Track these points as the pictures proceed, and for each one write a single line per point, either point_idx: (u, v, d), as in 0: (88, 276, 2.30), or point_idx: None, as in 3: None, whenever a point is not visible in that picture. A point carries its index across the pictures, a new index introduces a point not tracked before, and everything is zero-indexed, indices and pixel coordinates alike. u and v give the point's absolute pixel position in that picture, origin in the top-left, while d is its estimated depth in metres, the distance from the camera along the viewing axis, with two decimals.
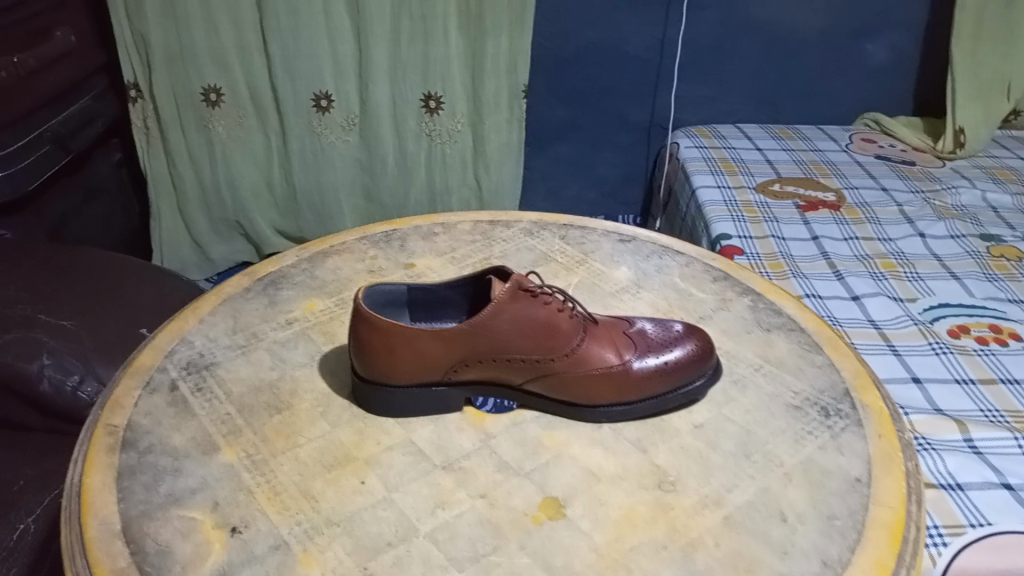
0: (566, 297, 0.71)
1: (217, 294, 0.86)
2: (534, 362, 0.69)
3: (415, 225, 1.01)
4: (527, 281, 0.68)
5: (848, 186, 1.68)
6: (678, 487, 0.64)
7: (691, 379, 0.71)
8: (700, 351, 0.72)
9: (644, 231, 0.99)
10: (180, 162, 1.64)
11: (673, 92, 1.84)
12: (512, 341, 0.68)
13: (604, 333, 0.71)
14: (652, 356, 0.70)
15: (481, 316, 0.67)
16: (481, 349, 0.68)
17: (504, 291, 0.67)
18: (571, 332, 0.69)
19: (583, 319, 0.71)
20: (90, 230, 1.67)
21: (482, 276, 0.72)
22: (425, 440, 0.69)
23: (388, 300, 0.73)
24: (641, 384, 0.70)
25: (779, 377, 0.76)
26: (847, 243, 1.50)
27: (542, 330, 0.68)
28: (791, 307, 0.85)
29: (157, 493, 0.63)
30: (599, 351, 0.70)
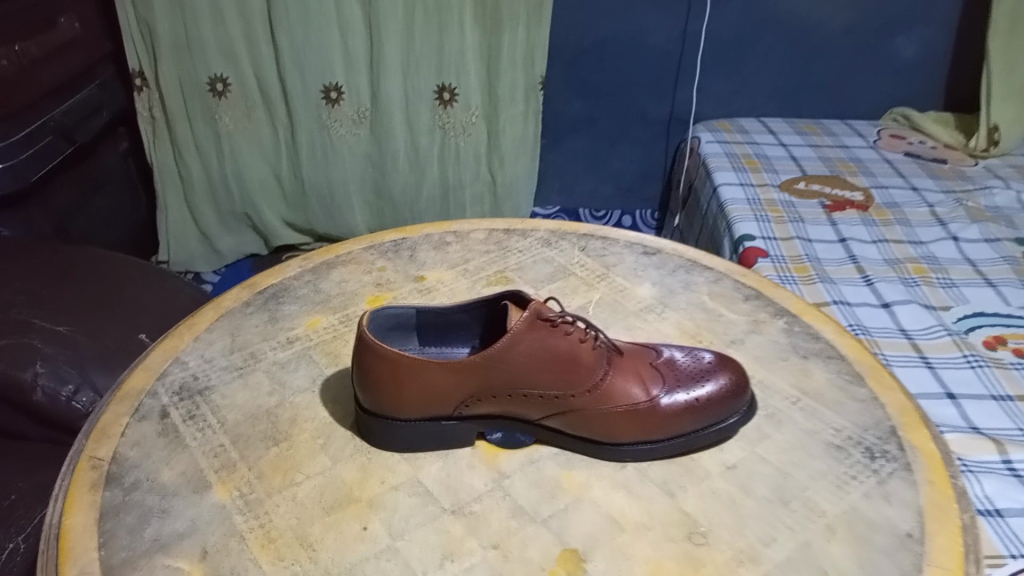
0: (589, 325, 0.65)
1: (215, 308, 0.81)
2: (553, 398, 0.63)
3: (426, 233, 0.95)
4: (546, 309, 0.62)
5: (876, 185, 1.60)
6: (709, 540, 0.59)
7: (724, 416, 0.65)
8: (733, 386, 0.66)
9: (669, 242, 0.93)
10: (187, 154, 1.58)
11: (694, 87, 1.76)
12: (529, 375, 0.62)
13: (629, 365, 0.65)
14: (681, 392, 0.65)
15: (495, 348, 0.61)
16: (496, 384, 0.63)
17: (521, 321, 0.61)
18: (594, 365, 0.64)
19: (607, 350, 0.65)
20: (97, 225, 1.62)
21: (496, 301, 0.66)
22: (433, 479, 0.63)
23: (395, 323, 0.68)
24: (669, 422, 0.64)
25: (818, 412, 0.70)
26: (875, 246, 1.43)
27: (562, 363, 0.63)
28: (828, 330, 0.79)
29: (141, 538, 0.58)
30: (623, 385, 0.64)
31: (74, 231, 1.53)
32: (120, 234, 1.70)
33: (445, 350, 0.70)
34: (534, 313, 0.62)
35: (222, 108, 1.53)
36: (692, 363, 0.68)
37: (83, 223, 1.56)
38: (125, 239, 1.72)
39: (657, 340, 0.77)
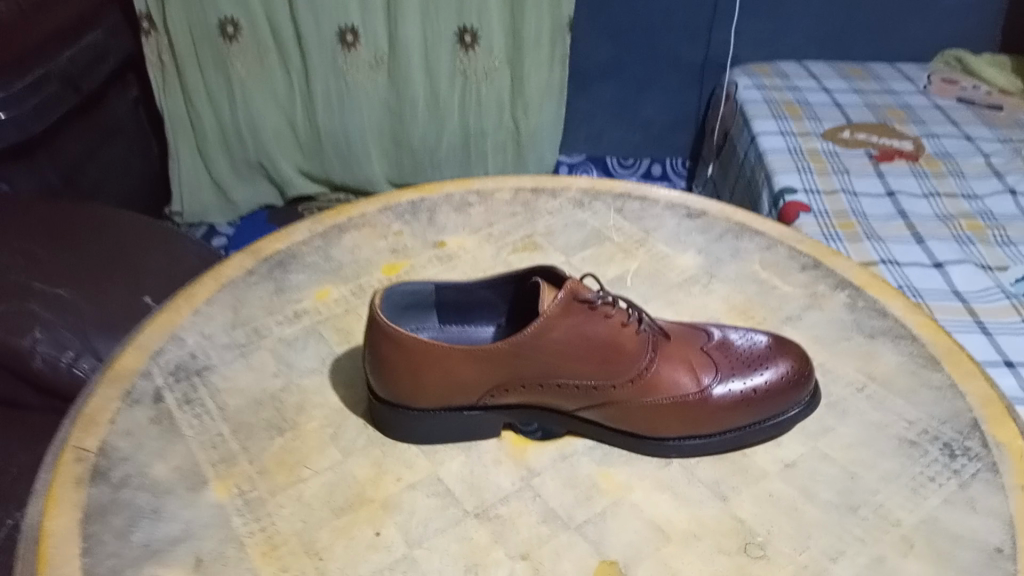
0: (632, 306, 0.57)
1: (215, 277, 0.74)
2: (590, 388, 0.56)
3: (446, 192, 0.87)
4: (584, 289, 0.55)
5: (927, 134, 1.48)
6: (768, 553, 0.51)
7: (783, 408, 0.58)
8: (795, 374, 0.58)
9: (714, 204, 0.84)
10: (198, 102, 1.50)
11: (732, 29, 1.64)
12: (564, 363, 0.55)
13: (677, 351, 0.58)
14: (736, 381, 0.57)
15: (526, 334, 0.54)
16: (526, 373, 0.56)
17: (555, 303, 0.54)
18: (637, 352, 0.56)
19: (652, 335, 0.58)
20: (110, 177, 1.53)
21: (526, 277, 0.59)
22: (454, 477, 0.57)
23: (412, 300, 0.61)
24: (721, 416, 0.56)
25: (888, 402, 0.62)
26: (927, 200, 1.32)
27: (601, 350, 0.55)
28: (897, 306, 0.71)
29: (130, 544, 0.52)
30: (671, 374, 0.56)
31: (86, 183, 1.45)
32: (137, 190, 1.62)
33: (469, 329, 0.63)
34: (571, 294, 0.55)
35: (233, 53, 1.44)
36: (747, 348, 0.60)
37: (95, 175, 1.47)
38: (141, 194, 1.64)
39: (705, 318, 0.69)
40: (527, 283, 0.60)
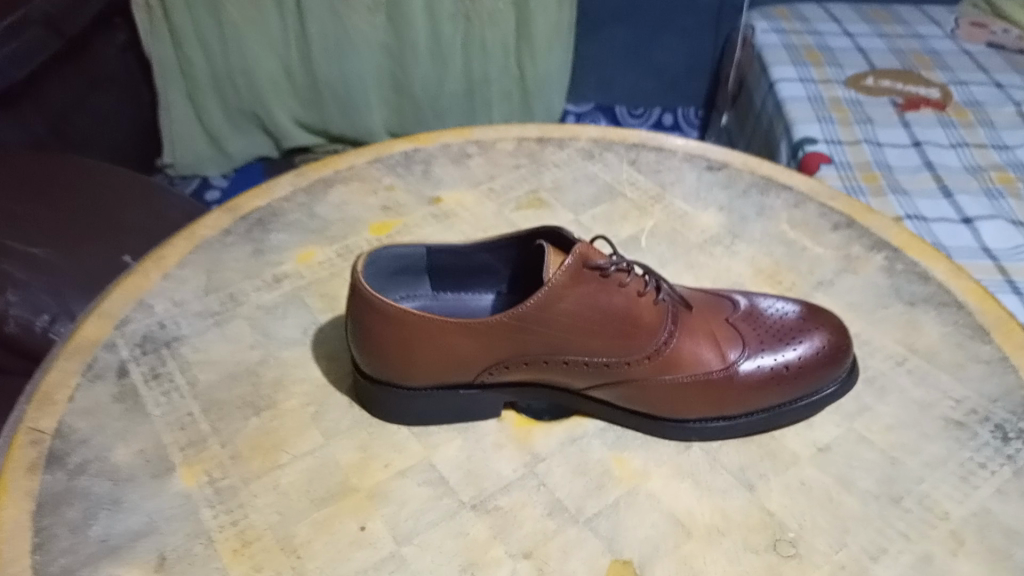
0: (650, 272, 0.51)
1: (188, 238, 0.67)
2: (601, 365, 0.50)
3: (443, 142, 0.79)
4: (595, 255, 0.48)
5: (956, 80, 1.38)
6: (801, 552, 0.46)
7: (818, 386, 0.52)
8: (832, 349, 0.52)
9: (737, 155, 0.77)
10: (187, 46, 1.33)
11: None
12: (573, 338, 0.49)
13: (699, 323, 0.52)
14: (766, 356, 0.51)
15: (531, 306, 0.48)
16: (531, 348, 0.49)
17: (563, 271, 0.47)
18: (655, 325, 0.50)
19: (672, 305, 0.51)
20: (99, 128, 1.32)
21: (530, 240, 0.52)
22: (449, 463, 0.51)
23: (401, 266, 0.54)
24: (748, 396, 0.50)
25: (932, 377, 0.56)
26: (954, 151, 1.24)
27: (615, 323, 0.49)
28: (941, 270, 0.64)
29: (86, 539, 0.46)
30: (693, 349, 0.50)
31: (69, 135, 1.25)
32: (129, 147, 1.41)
33: (467, 297, 0.57)
34: (580, 260, 0.48)
35: None
36: (777, 318, 0.54)
37: (82, 125, 1.28)
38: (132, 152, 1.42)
39: (732, 286, 0.63)
40: (531, 246, 0.53)
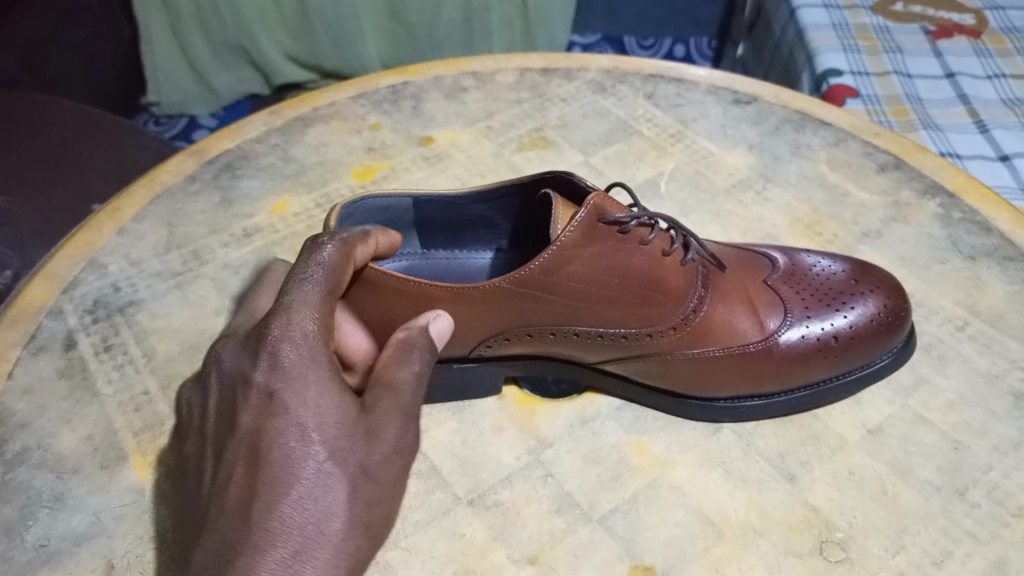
0: (676, 227, 0.44)
1: (147, 186, 0.59)
2: (619, 339, 0.43)
3: (434, 74, 0.70)
4: (610, 208, 0.41)
5: (992, 5, 1.27)
6: (852, 556, 0.39)
7: (872, 358, 0.45)
8: (889, 315, 0.45)
9: (767, 86, 0.68)
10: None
11: None
12: (585, 308, 0.42)
13: (734, 286, 0.45)
14: (812, 325, 0.44)
15: (536, 270, 0.40)
16: (534, 318, 0.42)
17: (574, 227, 0.40)
18: (682, 291, 0.43)
19: (703, 267, 0.44)
20: (72, 64, 1.17)
21: (534, 189, 0.44)
22: (443, 451, 0.44)
23: (382, 221, 0.46)
24: (790, 372, 0.43)
25: (997, 344, 0.48)
26: (991, 82, 1.13)
27: (636, 287, 0.42)
28: (1002, 217, 0.56)
29: (21, 544, 0.40)
30: (727, 317, 0.43)
31: (39, 70, 1.10)
32: (111, 86, 1.27)
33: (460, 255, 0.50)
34: (594, 214, 0.41)
35: None
36: (823, 278, 0.47)
37: (59, 60, 1.14)
38: (113, 94, 1.28)
39: (765, 238, 0.55)
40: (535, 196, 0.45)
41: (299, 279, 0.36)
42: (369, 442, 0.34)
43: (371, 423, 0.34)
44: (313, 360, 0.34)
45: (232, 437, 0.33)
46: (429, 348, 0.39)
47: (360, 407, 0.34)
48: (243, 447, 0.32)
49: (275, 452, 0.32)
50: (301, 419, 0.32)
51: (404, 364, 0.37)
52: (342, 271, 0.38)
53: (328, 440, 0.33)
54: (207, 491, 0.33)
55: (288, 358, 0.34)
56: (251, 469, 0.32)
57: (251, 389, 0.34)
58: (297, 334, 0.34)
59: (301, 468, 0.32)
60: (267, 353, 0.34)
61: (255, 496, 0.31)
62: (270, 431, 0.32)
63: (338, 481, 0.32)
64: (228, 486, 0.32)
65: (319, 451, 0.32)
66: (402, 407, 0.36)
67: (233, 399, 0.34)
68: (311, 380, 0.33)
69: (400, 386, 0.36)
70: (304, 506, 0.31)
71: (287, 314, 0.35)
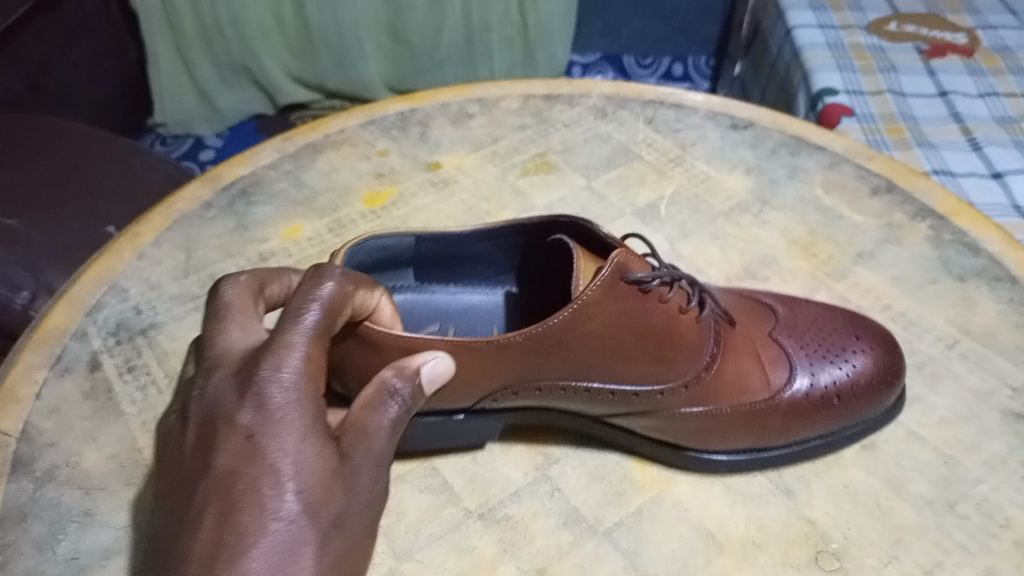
0: (693, 282, 0.45)
1: (164, 212, 0.61)
2: (630, 395, 0.43)
3: (440, 101, 0.72)
4: (634, 264, 0.42)
5: (984, 24, 1.29)
6: (846, 566, 0.41)
7: (869, 412, 0.46)
8: (882, 372, 0.46)
9: (763, 112, 0.70)
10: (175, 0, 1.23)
11: None
12: (599, 361, 0.42)
13: (740, 339, 0.46)
14: (818, 380, 0.45)
15: (556, 326, 0.41)
16: (546, 372, 0.43)
17: (598, 283, 0.41)
18: (697, 347, 0.44)
19: (715, 320, 0.45)
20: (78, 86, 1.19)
21: (545, 229, 0.46)
22: (455, 468, 0.46)
23: (382, 258, 0.48)
24: (795, 427, 0.45)
25: (988, 362, 0.50)
26: (984, 101, 1.15)
27: (653, 341, 0.43)
28: (992, 238, 0.58)
29: (52, 557, 0.42)
30: (737, 372, 0.44)
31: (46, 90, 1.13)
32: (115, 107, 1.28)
33: (456, 291, 0.52)
34: (617, 270, 0.42)
35: None
36: (823, 325, 0.48)
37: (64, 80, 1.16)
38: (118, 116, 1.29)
39: (761, 257, 0.58)
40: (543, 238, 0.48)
41: (294, 315, 0.35)
42: (343, 492, 0.34)
43: (347, 475, 0.34)
44: (297, 405, 0.33)
45: (207, 476, 0.32)
46: (414, 392, 0.39)
47: (338, 457, 0.34)
48: (214, 492, 0.31)
49: (249, 501, 0.31)
50: (280, 467, 0.32)
51: (382, 408, 0.37)
52: (337, 313, 0.37)
53: (304, 489, 0.32)
54: (170, 531, 0.31)
55: (275, 400, 0.33)
56: (222, 514, 0.31)
57: (233, 428, 0.33)
58: (286, 376, 0.33)
59: (273, 519, 0.31)
60: (250, 396, 0.33)
61: (223, 545, 0.30)
62: (246, 476, 0.31)
63: (309, 535, 0.32)
64: (193, 530, 0.31)
65: (293, 500, 0.32)
66: (375, 457, 0.36)
67: (213, 434, 0.33)
68: (292, 429, 0.33)
69: (376, 435, 0.36)
70: (274, 559, 0.30)
71: (278, 354, 0.34)
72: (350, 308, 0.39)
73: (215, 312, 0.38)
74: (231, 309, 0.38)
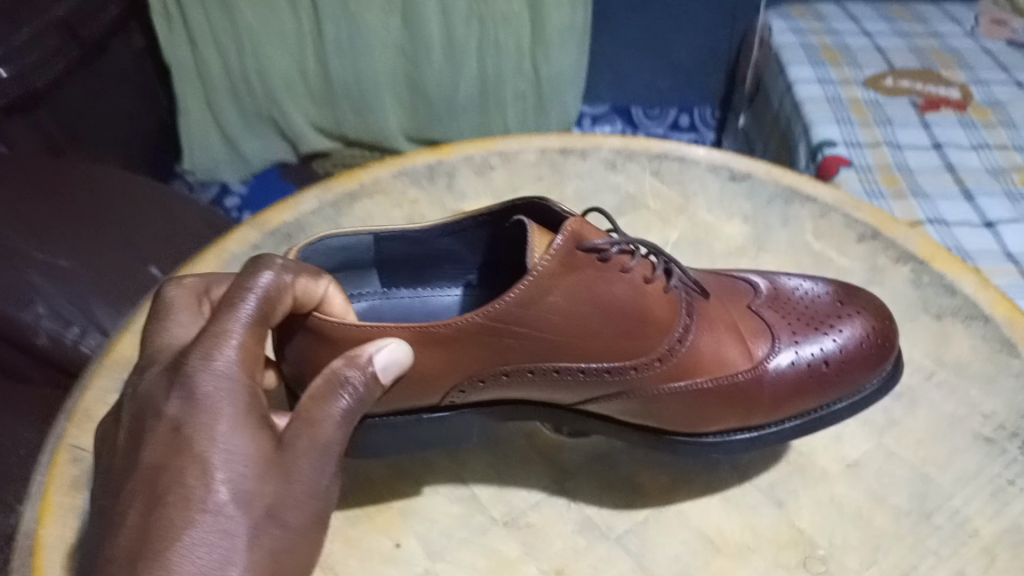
0: (658, 256, 0.51)
1: (217, 253, 0.68)
2: (603, 373, 0.48)
3: (465, 153, 0.79)
4: (588, 236, 0.47)
5: (976, 79, 1.35)
6: (831, 569, 0.46)
7: (860, 385, 0.50)
8: (876, 339, 0.51)
9: (761, 164, 0.76)
10: (203, 52, 1.30)
11: None
12: (567, 341, 0.47)
13: (718, 313, 0.51)
14: (794, 355, 0.50)
15: (513, 303, 0.45)
16: (518, 355, 0.47)
17: (552, 254, 0.45)
18: (670, 321, 0.48)
19: (685, 291, 0.51)
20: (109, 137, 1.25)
21: (506, 214, 0.52)
22: (481, 480, 0.52)
23: (343, 257, 0.53)
24: (782, 402, 0.49)
25: (960, 391, 0.56)
26: (977, 152, 1.22)
27: (622, 316, 0.47)
28: (968, 280, 0.64)
29: None
30: (715, 347, 0.49)
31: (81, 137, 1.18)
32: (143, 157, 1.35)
33: (421, 291, 0.58)
34: (572, 241, 0.46)
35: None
36: (810, 306, 0.54)
37: (99, 128, 1.22)
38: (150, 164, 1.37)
39: None
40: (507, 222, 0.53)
41: (229, 306, 0.40)
42: (281, 480, 0.38)
43: (285, 464, 0.39)
44: (228, 396, 0.38)
45: (137, 469, 0.37)
46: (366, 383, 0.43)
47: (275, 446, 0.39)
48: (142, 484, 0.36)
49: (174, 491, 0.36)
50: (208, 457, 0.37)
51: (333, 400, 0.42)
52: (274, 305, 0.42)
53: (232, 478, 0.37)
54: (106, 521, 0.36)
55: (203, 391, 0.38)
56: (148, 503, 0.35)
57: (162, 422, 0.38)
58: (216, 369, 0.39)
59: (201, 505, 0.35)
60: (180, 389, 0.38)
61: (145, 534, 0.34)
62: (171, 468, 0.36)
63: (241, 521, 0.36)
64: (122, 522, 0.35)
65: (225, 487, 0.36)
66: (319, 445, 0.40)
67: (143, 430, 0.38)
68: (221, 419, 0.38)
69: (324, 422, 0.41)
70: (203, 543, 0.35)
71: (207, 348, 0.39)
72: (291, 297, 0.43)
73: (159, 313, 0.44)
74: (171, 310, 0.44)
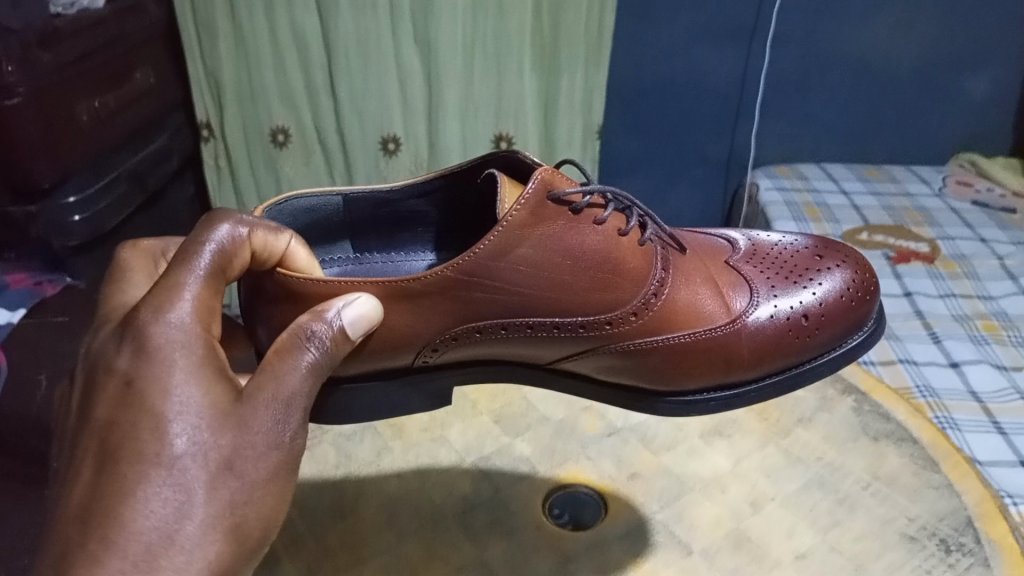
0: (631, 216, 0.61)
1: None
2: (581, 327, 0.58)
3: None
4: (551, 189, 0.57)
5: (943, 235, 1.49)
6: None
7: (842, 340, 0.61)
8: (847, 297, 0.62)
9: None
10: (247, 201, 1.44)
11: (756, 125, 1.63)
12: (543, 294, 0.56)
13: (693, 269, 0.61)
14: (766, 310, 0.60)
15: (483, 256, 0.55)
16: (489, 309, 0.56)
17: (522, 207, 0.55)
18: (646, 274, 0.59)
19: (660, 247, 0.61)
20: None
21: (474, 170, 0.64)
22: (498, 562, 0.64)
23: (319, 218, 0.64)
24: (761, 350, 0.59)
25: (891, 499, 0.68)
26: (944, 300, 1.35)
27: (597, 266, 0.57)
28: (901, 411, 0.79)
29: None
30: (692, 300, 0.60)
31: None
32: None
33: (391, 255, 0.69)
34: (543, 188, 0.56)
35: (281, 158, 1.39)
36: (776, 266, 0.65)
37: None
38: None
39: (727, 421, 0.79)
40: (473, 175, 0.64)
41: (185, 261, 0.46)
42: (237, 432, 0.44)
43: (242, 415, 0.44)
44: (183, 347, 0.44)
45: (91, 425, 0.42)
46: (330, 335, 0.49)
47: (235, 398, 0.45)
48: (95, 443, 0.41)
49: (127, 450, 0.41)
50: (162, 414, 0.42)
51: (300, 353, 0.48)
52: (229, 257, 0.48)
53: (185, 432, 0.42)
54: (65, 477, 0.42)
55: (155, 342, 0.43)
56: (101, 461, 0.41)
57: (112, 375, 0.43)
58: (171, 320, 0.44)
59: (154, 461, 0.41)
60: (131, 342, 0.43)
61: (100, 492, 0.40)
62: (122, 424, 0.41)
63: (198, 476, 0.41)
64: (77, 480, 0.41)
65: (180, 441, 0.41)
66: (281, 396, 0.46)
67: (96, 388, 0.43)
68: (177, 373, 0.43)
69: (288, 376, 0.47)
70: (160, 498, 0.40)
71: (162, 302, 0.44)
72: (247, 250, 0.50)
73: (119, 268, 0.55)
74: (130, 266, 0.55)
